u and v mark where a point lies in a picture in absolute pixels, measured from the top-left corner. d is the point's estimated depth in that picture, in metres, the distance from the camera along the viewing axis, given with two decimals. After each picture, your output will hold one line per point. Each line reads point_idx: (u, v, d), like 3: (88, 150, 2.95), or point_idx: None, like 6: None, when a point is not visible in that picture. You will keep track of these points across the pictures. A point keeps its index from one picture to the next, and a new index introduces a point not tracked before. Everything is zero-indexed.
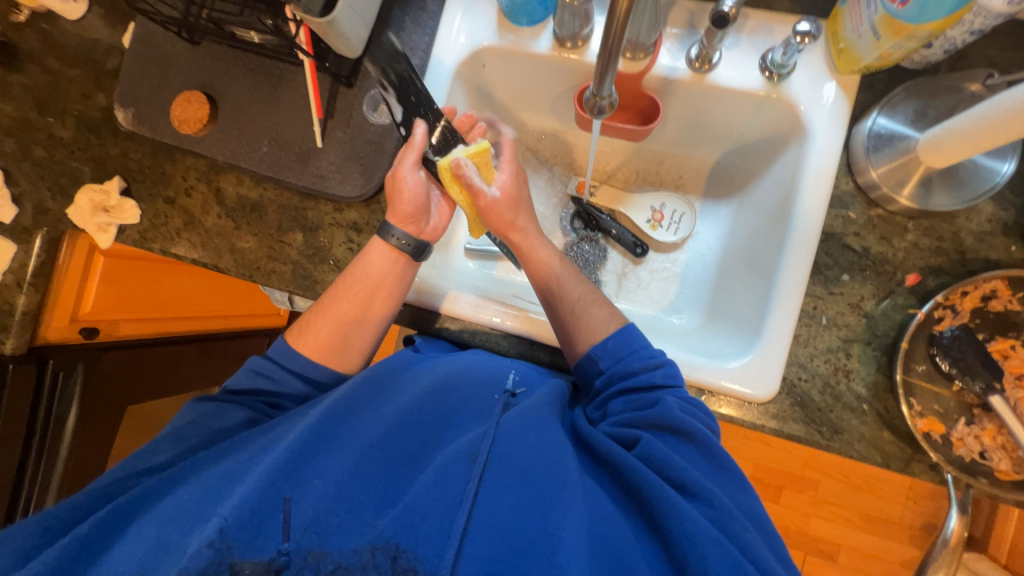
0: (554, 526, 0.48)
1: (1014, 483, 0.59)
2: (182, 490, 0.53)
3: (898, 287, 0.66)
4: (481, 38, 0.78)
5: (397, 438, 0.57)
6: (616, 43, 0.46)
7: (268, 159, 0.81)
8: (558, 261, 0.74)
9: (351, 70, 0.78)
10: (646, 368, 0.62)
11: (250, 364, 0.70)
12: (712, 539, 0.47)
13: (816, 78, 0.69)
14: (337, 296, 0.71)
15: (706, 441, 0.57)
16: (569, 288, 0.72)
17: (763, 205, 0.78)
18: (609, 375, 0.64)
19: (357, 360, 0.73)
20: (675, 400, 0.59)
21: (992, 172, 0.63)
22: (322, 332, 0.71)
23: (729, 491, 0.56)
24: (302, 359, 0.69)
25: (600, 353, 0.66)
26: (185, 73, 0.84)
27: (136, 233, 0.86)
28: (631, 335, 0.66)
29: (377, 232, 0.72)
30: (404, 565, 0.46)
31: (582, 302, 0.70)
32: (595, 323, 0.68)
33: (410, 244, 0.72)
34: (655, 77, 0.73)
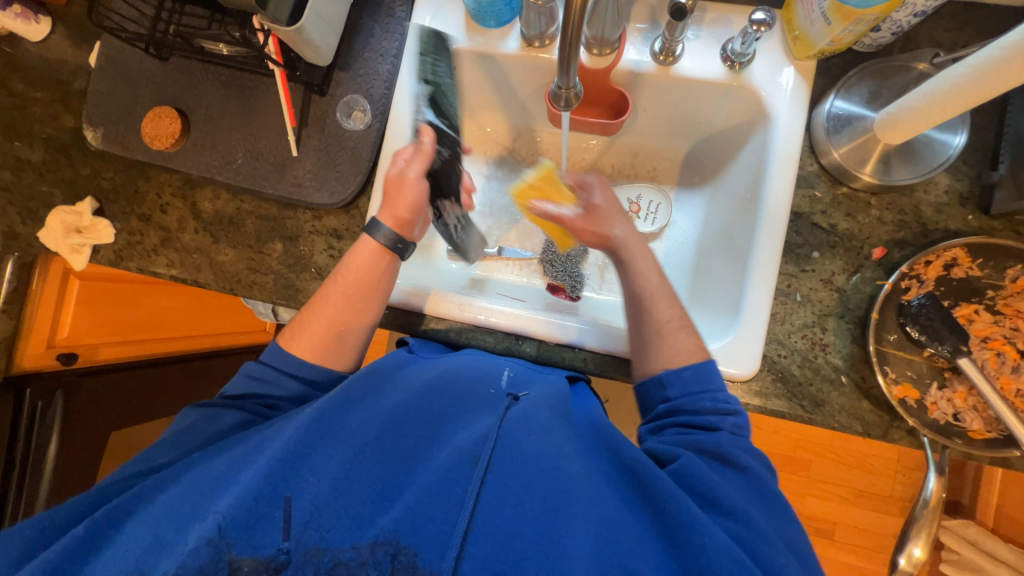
0: (558, 530, 0.49)
1: (987, 441, 0.62)
2: (175, 490, 0.53)
3: (866, 261, 0.69)
4: (450, 41, 0.79)
5: (396, 438, 0.57)
6: (575, 35, 0.47)
7: (243, 171, 0.81)
8: (656, 283, 0.68)
9: (323, 79, 0.79)
10: (718, 411, 0.59)
11: (245, 370, 0.68)
12: (733, 560, 0.47)
13: (775, 64, 0.71)
14: (328, 293, 0.70)
15: (756, 475, 0.55)
16: (660, 308, 0.66)
17: (735, 190, 0.80)
18: (675, 404, 0.61)
19: (350, 357, 0.71)
20: (731, 434, 0.57)
21: (945, 144, 0.65)
22: (317, 333, 0.69)
23: (773, 519, 0.54)
24: (287, 360, 0.68)
25: (672, 379, 0.62)
26: (154, 89, 0.83)
27: (112, 252, 0.84)
28: (710, 371, 0.62)
29: (366, 230, 0.71)
30: (404, 562, 0.47)
31: (671, 326, 0.65)
32: (677, 348, 0.64)
33: (394, 239, 0.70)
34: (621, 71, 0.75)
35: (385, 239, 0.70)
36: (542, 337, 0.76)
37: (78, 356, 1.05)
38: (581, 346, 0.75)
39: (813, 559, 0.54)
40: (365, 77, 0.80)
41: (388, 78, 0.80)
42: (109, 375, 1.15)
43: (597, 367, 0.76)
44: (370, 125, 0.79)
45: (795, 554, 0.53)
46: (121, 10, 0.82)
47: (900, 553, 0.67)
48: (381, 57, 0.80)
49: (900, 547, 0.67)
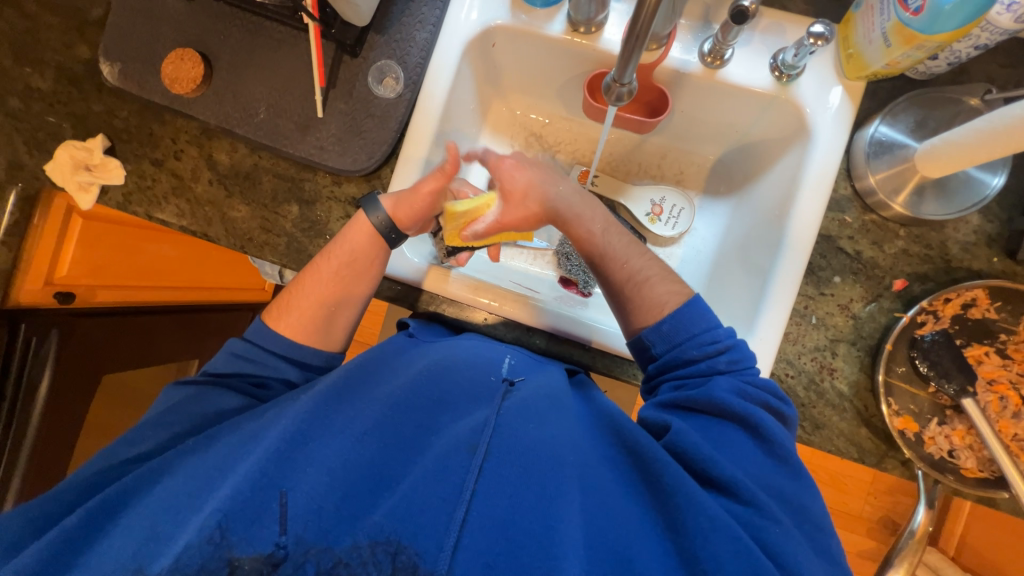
0: (554, 520, 0.49)
1: (978, 480, 0.63)
2: (173, 482, 0.53)
3: (886, 291, 0.68)
4: (493, 16, 0.76)
5: (392, 425, 0.57)
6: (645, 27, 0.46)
7: (265, 126, 0.78)
8: (602, 231, 0.70)
9: (357, 39, 0.75)
10: (708, 355, 0.60)
11: (227, 347, 0.68)
12: (726, 535, 0.47)
13: (824, 81, 0.70)
14: (318, 271, 0.71)
15: (761, 429, 0.55)
16: (619, 262, 0.68)
17: (762, 204, 0.79)
18: (662, 363, 0.62)
19: (340, 337, 0.72)
20: (728, 383, 0.57)
21: (982, 183, 0.65)
22: (304, 309, 0.69)
23: (777, 477, 0.53)
24: (277, 337, 0.68)
25: (655, 338, 0.63)
26: (178, 29, 0.80)
27: (120, 195, 0.82)
28: (689, 320, 0.62)
29: (363, 207, 0.72)
30: (405, 561, 0.46)
31: (638, 276, 0.67)
32: (658, 301, 0.65)
33: (388, 222, 0.71)
34: (666, 69, 0.73)
35: (379, 221, 0.71)
36: (551, 330, 0.75)
37: (76, 296, 1.03)
38: (590, 343, 0.74)
39: (831, 540, 0.52)
40: (400, 43, 0.77)
41: (425, 47, 0.77)
42: (106, 319, 1.13)
43: (605, 366, 0.76)
44: (401, 95, 0.76)
45: (803, 526, 0.51)
46: None
47: None
48: (419, 24, 0.77)
49: None
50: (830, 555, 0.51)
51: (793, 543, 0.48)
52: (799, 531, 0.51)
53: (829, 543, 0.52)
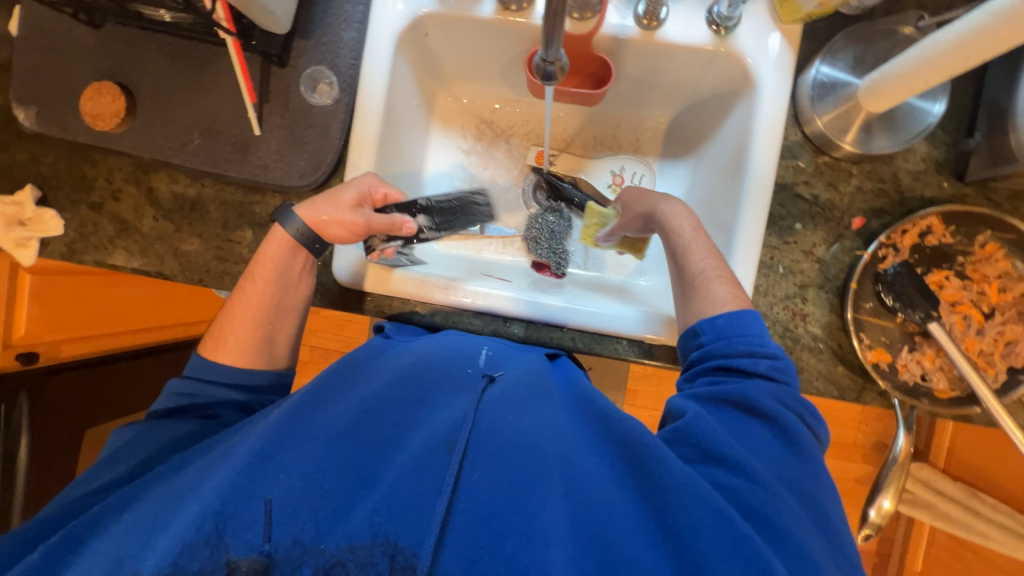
0: (536, 509, 0.50)
1: (951, 399, 0.66)
2: (142, 506, 0.52)
3: (846, 231, 0.69)
4: (419, 4, 0.73)
5: (368, 427, 0.56)
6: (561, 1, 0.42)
7: (202, 152, 0.74)
8: (692, 231, 0.68)
9: (282, 48, 0.72)
10: (752, 354, 0.57)
11: (169, 387, 0.66)
12: (708, 510, 0.48)
13: (761, 28, 0.69)
14: (248, 296, 0.69)
15: (785, 427, 0.54)
16: (692, 260, 0.66)
17: (719, 161, 0.79)
18: (708, 350, 0.60)
19: (283, 354, 0.72)
20: (764, 387, 0.56)
21: (924, 113, 0.66)
22: (241, 337, 0.68)
23: (793, 472, 0.52)
24: (220, 366, 0.67)
25: (706, 327, 0.61)
26: (89, 61, 0.75)
27: (63, 245, 0.78)
28: (748, 319, 0.60)
29: (279, 220, 0.69)
30: (403, 562, 0.47)
31: (704, 276, 0.64)
32: (717, 299, 0.62)
33: (307, 231, 0.68)
34: (604, 37, 0.72)
35: (297, 232, 0.68)
36: (528, 317, 0.75)
37: (39, 355, 1.00)
38: (567, 325, 0.74)
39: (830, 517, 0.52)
40: (328, 46, 0.73)
41: (354, 47, 0.73)
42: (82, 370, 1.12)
43: (586, 345, 0.76)
44: (338, 100, 0.74)
45: (808, 505, 0.51)
46: None
47: (870, 505, 0.69)
48: (345, 23, 0.73)
49: (870, 500, 0.70)
50: (833, 535, 0.51)
51: (794, 523, 0.49)
52: (804, 509, 0.51)
53: (829, 518, 0.52)
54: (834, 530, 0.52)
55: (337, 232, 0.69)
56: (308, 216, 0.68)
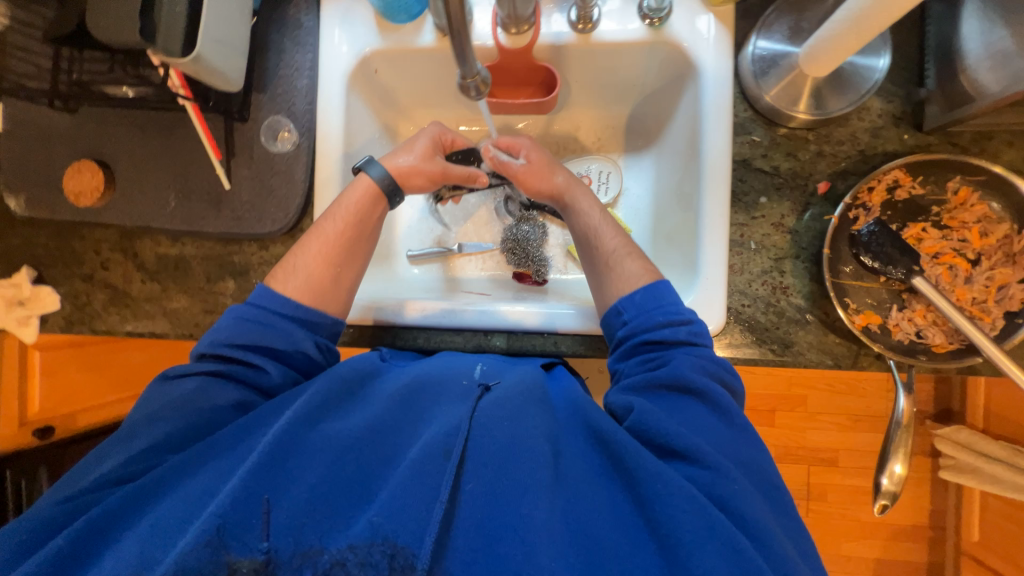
0: (528, 508, 0.49)
1: (951, 353, 0.63)
2: (164, 506, 0.52)
3: (813, 197, 0.69)
4: (364, 44, 0.76)
5: (372, 441, 0.56)
6: (462, 25, 0.44)
7: (178, 213, 0.78)
8: (599, 215, 0.73)
9: (242, 103, 0.76)
10: (672, 323, 0.60)
11: (235, 312, 0.65)
12: (684, 494, 0.48)
13: (692, 13, 0.70)
14: (323, 233, 0.71)
15: (717, 400, 0.56)
16: (605, 239, 0.71)
17: (677, 147, 0.79)
18: (632, 327, 0.62)
19: (345, 302, 0.72)
20: (689, 358, 0.58)
21: (871, 69, 0.65)
22: (313, 272, 0.69)
23: (737, 448, 0.54)
24: (287, 301, 0.67)
25: (626, 305, 0.64)
26: (66, 143, 0.79)
27: (61, 319, 0.82)
28: (662, 290, 0.64)
29: (362, 169, 0.75)
30: (402, 562, 0.46)
31: (616, 254, 0.69)
32: (626, 276, 0.67)
33: (387, 177, 0.74)
34: (543, 46, 0.74)
35: (377, 176, 0.74)
36: (508, 329, 0.75)
37: (54, 428, 1.06)
38: (548, 331, 0.74)
39: (786, 495, 0.54)
40: (284, 96, 0.77)
41: (308, 93, 0.77)
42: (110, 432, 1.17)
43: (567, 348, 0.75)
44: (298, 145, 0.77)
45: (755, 478, 0.53)
46: (15, 66, 0.77)
47: (882, 473, 0.65)
48: (297, 72, 0.77)
49: (880, 467, 0.66)
50: (784, 507, 0.53)
51: (747, 499, 0.49)
52: (754, 485, 0.52)
53: (782, 497, 0.54)
54: (787, 507, 0.53)
55: (416, 180, 0.78)
56: (389, 165, 0.76)
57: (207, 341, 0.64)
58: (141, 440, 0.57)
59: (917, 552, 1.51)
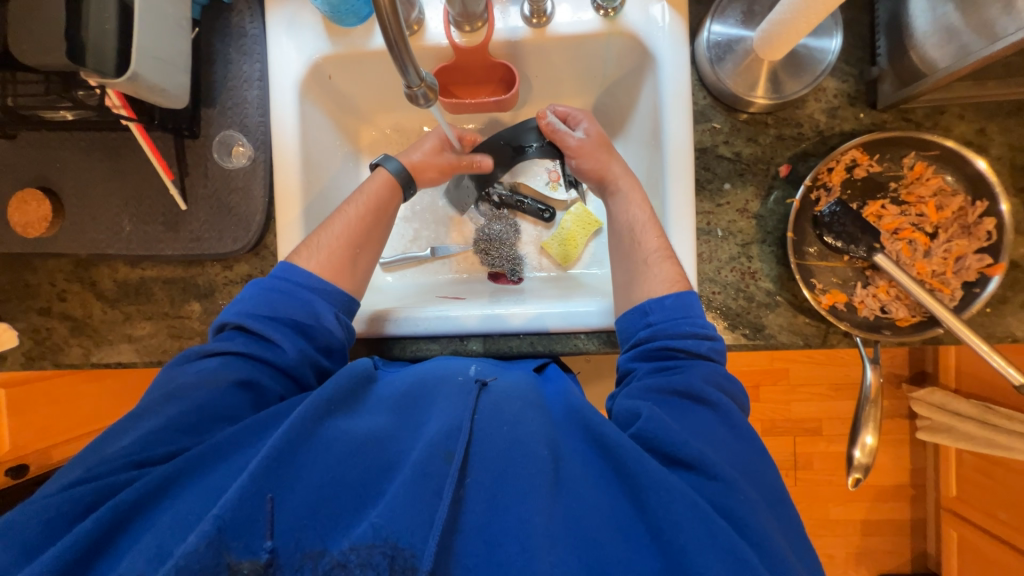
0: (529, 514, 0.49)
1: (914, 325, 0.65)
2: (180, 502, 0.49)
3: (775, 180, 0.69)
4: (313, 50, 0.74)
5: (377, 444, 0.55)
6: (399, 38, 0.43)
7: (135, 237, 0.75)
8: (642, 211, 0.70)
9: (190, 119, 0.73)
10: (696, 336, 0.61)
11: (264, 283, 0.65)
12: (685, 501, 0.49)
13: (645, 1, 0.69)
14: (345, 213, 0.72)
15: (723, 410, 0.57)
16: (648, 237, 0.68)
17: (642, 137, 0.79)
18: (655, 329, 0.63)
19: (361, 282, 0.73)
20: (705, 371, 0.59)
21: (823, 51, 0.65)
22: (335, 249, 0.69)
23: (739, 457, 0.55)
24: (311, 271, 0.67)
25: (653, 307, 0.64)
26: (5, 171, 0.75)
27: (22, 355, 0.79)
28: (692, 300, 0.64)
29: (378, 162, 0.77)
30: (403, 563, 0.46)
31: (655, 255, 0.67)
32: (657, 278, 0.65)
33: (406, 172, 0.78)
34: (498, 43, 0.73)
35: (396, 172, 0.77)
36: (484, 332, 0.75)
37: (29, 466, 1.06)
38: (523, 332, 0.74)
39: (769, 477, 0.56)
40: (235, 108, 0.74)
41: (260, 104, 0.74)
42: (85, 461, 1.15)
43: (547, 346, 0.76)
44: (254, 159, 0.74)
45: (763, 490, 0.54)
46: None
47: (854, 445, 0.68)
48: (246, 83, 0.74)
49: (852, 440, 0.68)
50: (772, 490, 0.54)
51: (751, 509, 0.50)
52: (761, 497, 0.53)
53: (773, 480, 0.55)
54: (785, 506, 0.54)
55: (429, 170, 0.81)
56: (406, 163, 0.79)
57: (231, 311, 0.64)
58: (153, 419, 0.55)
59: (902, 511, 1.57)
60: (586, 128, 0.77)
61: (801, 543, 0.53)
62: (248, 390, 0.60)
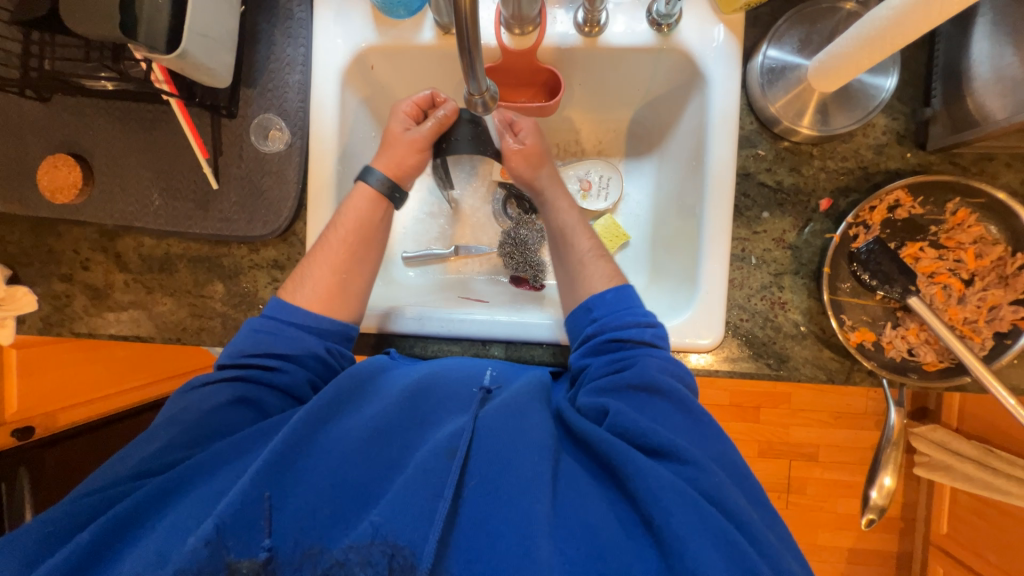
0: (529, 504, 0.49)
1: (942, 371, 0.64)
2: (181, 506, 0.50)
3: (815, 213, 0.69)
4: (360, 39, 0.73)
5: (381, 443, 0.55)
6: (473, 46, 0.43)
7: (163, 212, 0.74)
8: (570, 214, 0.75)
9: (230, 99, 0.72)
10: (637, 324, 0.63)
11: (251, 326, 0.66)
12: (672, 489, 0.49)
13: (702, 20, 0.68)
14: (328, 241, 0.70)
15: (679, 398, 0.58)
16: (578, 240, 0.73)
17: (680, 155, 0.78)
18: (601, 324, 0.64)
19: (359, 308, 0.72)
20: (654, 360, 0.60)
21: (878, 88, 0.64)
22: (321, 280, 0.68)
23: (703, 442, 0.56)
24: (299, 308, 0.67)
25: (595, 302, 0.66)
26: (37, 134, 0.73)
27: (39, 320, 0.78)
28: (629, 294, 0.67)
29: (361, 177, 0.74)
30: (402, 562, 0.46)
31: (589, 255, 0.71)
32: (595, 276, 0.69)
33: (387, 181, 0.73)
34: (548, 48, 0.72)
35: (377, 184, 0.73)
36: (507, 339, 0.74)
37: (34, 428, 1.06)
38: (546, 342, 0.74)
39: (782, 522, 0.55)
40: (275, 91, 0.73)
41: (300, 89, 0.73)
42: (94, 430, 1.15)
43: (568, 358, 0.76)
44: (291, 144, 0.73)
45: (744, 489, 0.54)
46: None
47: (872, 486, 0.67)
48: (288, 67, 0.73)
49: (870, 480, 0.68)
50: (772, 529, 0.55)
51: (723, 487, 0.51)
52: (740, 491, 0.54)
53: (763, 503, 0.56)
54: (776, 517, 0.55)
55: (410, 162, 0.75)
56: (385, 169, 0.74)
57: (226, 353, 0.64)
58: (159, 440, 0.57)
59: (889, 542, 1.58)
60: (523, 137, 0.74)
61: (791, 547, 0.53)
62: (248, 404, 0.61)
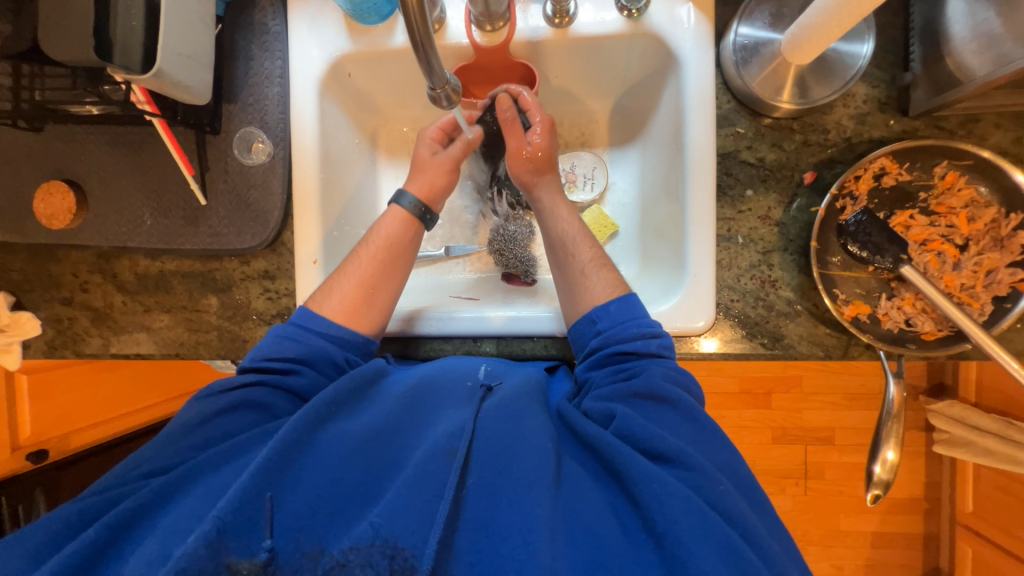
0: (532, 507, 0.49)
1: (941, 340, 0.63)
2: (183, 505, 0.51)
3: (800, 187, 0.68)
4: (335, 48, 0.74)
5: (379, 446, 0.55)
6: (425, 39, 0.43)
7: (155, 231, 0.76)
8: (571, 224, 0.73)
9: (212, 115, 0.73)
10: (643, 336, 0.61)
11: (276, 331, 0.67)
12: (680, 497, 0.47)
13: (671, 2, 0.68)
14: (358, 257, 0.72)
15: (688, 407, 0.56)
16: (581, 249, 0.71)
17: (661, 139, 0.77)
18: (605, 337, 0.62)
19: (382, 322, 0.72)
20: (661, 368, 0.59)
21: (854, 56, 0.63)
22: (346, 293, 0.69)
23: (710, 450, 0.55)
24: (326, 319, 0.67)
25: (600, 314, 0.64)
26: (31, 163, 0.76)
27: (44, 343, 0.80)
28: (634, 302, 0.65)
29: (393, 200, 0.77)
30: (402, 564, 0.46)
31: (591, 265, 0.69)
32: (599, 286, 0.68)
33: (419, 204, 0.76)
34: (520, 43, 0.72)
35: (410, 206, 0.76)
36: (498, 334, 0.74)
37: (48, 451, 1.09)
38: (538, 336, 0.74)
39: None
40: (255, 105, 0.75)
41: (280, 101, 0.74)
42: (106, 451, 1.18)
43: (560, 350, 0.75)
44: (274, 155, 0.75)
45: (747, 494, 0.53)
46: None
47: (875, 461, 0.66)
48: (267, 80, 0.74)
49: (873, 455, 0.66)
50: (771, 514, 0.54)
51: (732, 498, 0.49)
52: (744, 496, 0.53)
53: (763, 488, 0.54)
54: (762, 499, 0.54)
55: (440, 184, 0.78)
56: (418, 192, 0.77)
57: (250, 357, 0.65)
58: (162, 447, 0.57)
59: (914, 524, 1.54)
60: (536, 134, 0.74)
61: (788, 549, 0.51)
62: (259, 409, 0.61)
